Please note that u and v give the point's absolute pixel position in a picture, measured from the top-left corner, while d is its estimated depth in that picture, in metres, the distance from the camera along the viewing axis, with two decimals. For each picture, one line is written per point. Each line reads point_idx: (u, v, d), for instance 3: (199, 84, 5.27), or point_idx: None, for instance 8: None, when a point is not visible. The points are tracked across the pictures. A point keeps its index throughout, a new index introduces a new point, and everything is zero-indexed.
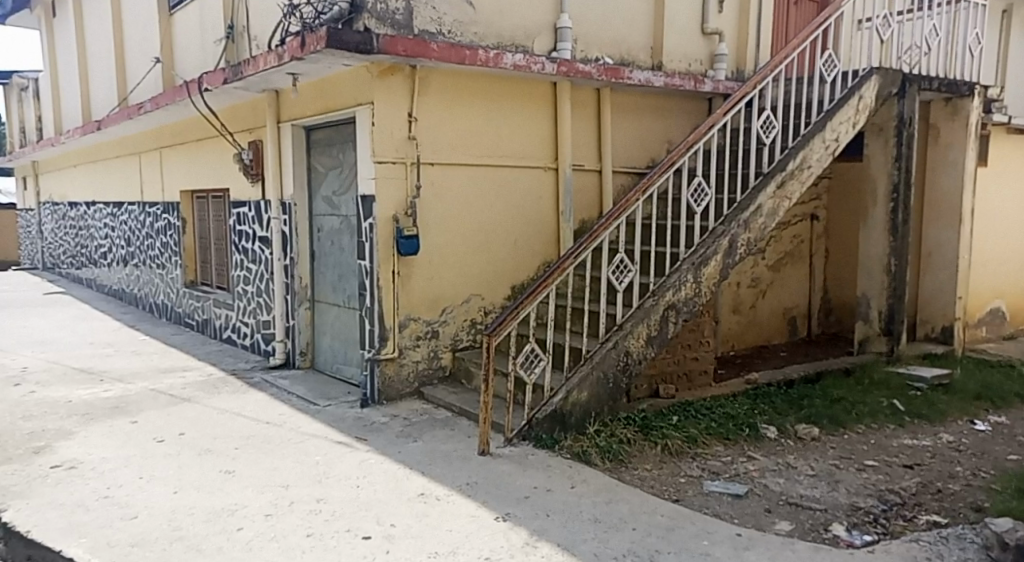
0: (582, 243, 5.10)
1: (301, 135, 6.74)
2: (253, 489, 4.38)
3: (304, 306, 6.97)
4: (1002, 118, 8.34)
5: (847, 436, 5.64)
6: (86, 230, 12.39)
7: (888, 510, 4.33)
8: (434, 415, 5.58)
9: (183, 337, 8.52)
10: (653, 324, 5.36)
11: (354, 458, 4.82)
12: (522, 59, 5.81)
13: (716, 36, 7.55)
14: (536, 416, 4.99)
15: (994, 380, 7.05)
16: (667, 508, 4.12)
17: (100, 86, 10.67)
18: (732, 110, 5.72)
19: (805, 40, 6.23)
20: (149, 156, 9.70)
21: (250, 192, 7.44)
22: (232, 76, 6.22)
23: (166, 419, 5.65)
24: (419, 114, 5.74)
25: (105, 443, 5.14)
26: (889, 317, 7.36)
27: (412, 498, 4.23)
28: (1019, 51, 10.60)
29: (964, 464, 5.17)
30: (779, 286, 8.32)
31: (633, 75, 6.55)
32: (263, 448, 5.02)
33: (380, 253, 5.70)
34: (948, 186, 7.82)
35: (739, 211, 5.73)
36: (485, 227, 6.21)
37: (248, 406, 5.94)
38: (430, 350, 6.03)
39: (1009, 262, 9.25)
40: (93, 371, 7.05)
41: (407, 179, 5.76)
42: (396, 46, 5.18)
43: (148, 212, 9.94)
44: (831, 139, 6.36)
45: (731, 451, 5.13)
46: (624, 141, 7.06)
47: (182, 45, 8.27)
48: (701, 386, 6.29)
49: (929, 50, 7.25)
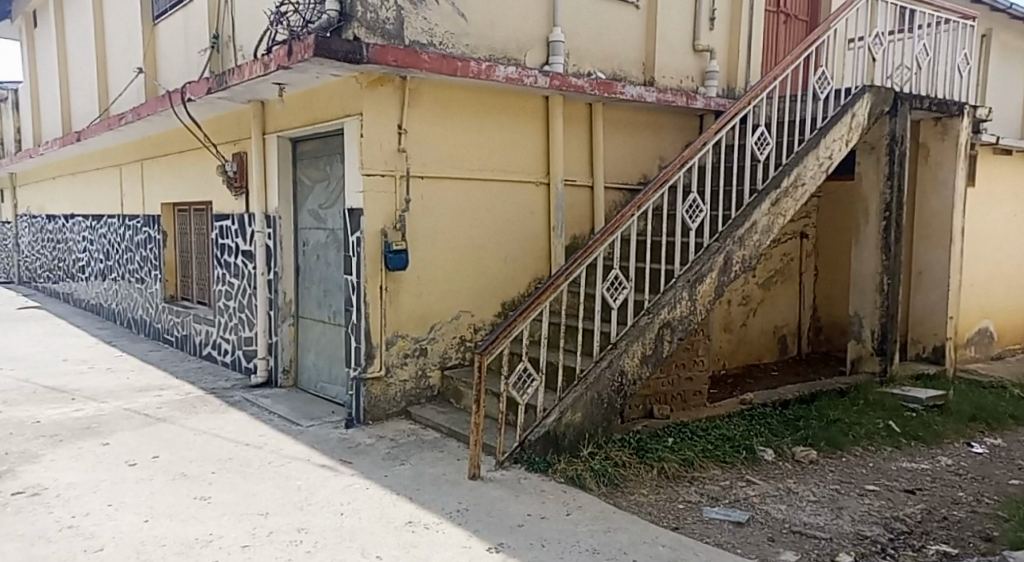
0: (576, 259, 4.96)
1: (286, 147, 6.57)
2: (230, 518, 4.17)
3: (288, 322, 6.78)
4: (990, 138, 8.33)
5: (845, 459, 5.51)
6: (64, 243, 12.11)
7: (896, 539, 4.19)
8: (422, 436, 5.40)
9: (161, 354, 8.27)
10: (648, 342, 5.22)
11: (337, 483, 4.62)
12: (515, 71, 5.70)
13: (707, 52, 7.48)
14: (529, 438, 4.83)
15: (988, 402, 6.97)
16: (668, 537, 3.96)
17: (80, 97, 10.46)
18: (727, 126, 5.63)
19: (799, 56, 6.15)
20: (129, 168, 9.49)
21: (233, 205, 7.26)
22: (216, 86, 6.04)
23: (139, 441, 5.42)
24: (409, 126, 5.60)
25: (73, 467, 4.90)
26: (882, 337, 7.25)
27: (399, 526, 4.05)
28: (998, 75, 10.67)
29: (967, 489, 5.06)
30: (770, 304, 8.22)
31: (626, 90, 6.45)
32: (241, 472, 4.81)
33: (367, 268, 5.53)
34: (939, 205, 7.77)
35: (734, 228, 5.62)
36: (475, 242, 6.05)
37: (228, 426, 5.72)
38: (418, 368, 5.85)
39: (996, 282, 9.21)
40: (64, 390, 6.79)
41: (395, 192, 5.60)
42: (386, 56, 5.04)
43: (127, 225, 9.72)
44: (825, 156, 6.28)
45: (728, 475, 4.99)
46: (616, 157, 6.95)
47: (165, 55, 8.10)
48: (695, 407, 6.14)
49: (921, 69, 7.22)
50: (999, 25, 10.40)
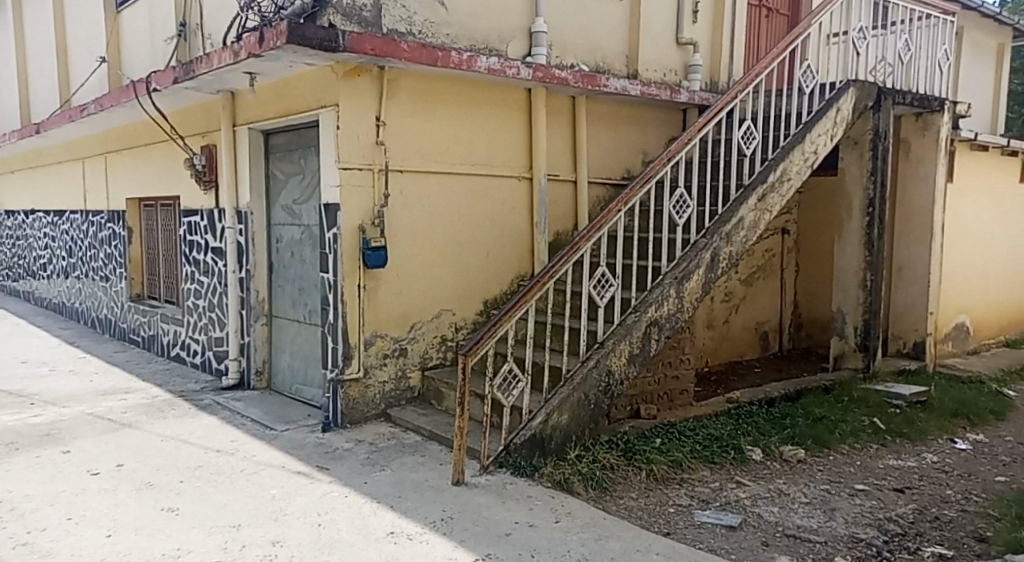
0: (562, 256, 4.80)
1: (258, 140, 6.33)
2: (199, 531, 3.95)
3: (261, 321, 6.54)
4: (969, 134, 8.32)
5: (833, 457, 5.43)
6: (24, 240, 11.68)
7: (891, 541, 4.11)
8: (403, 439, 5.22)
9: (127, 355, 7.98)
10: (635, 341, 5.08)
11: (314, 491, 4.42)
12: (497, 62, 5.53)
13: (690, 46, 7.35)
14: (514, 441, 4.66)
15: (969, 397, 6.95)
16: (661, 544, 3.82)
17: (40, 88, 10.06)
18: (713, 120, 5.51)
19: (785, 49, 6.05)
20: (92, 162, 9.14)
21: (202, 200, 7.00)
22: (182, 75, 5.78)
23: (102, 448, 5.16)
24: (387, 117, 5.41)
25: (30, 478, 4.64)
26: (865, 333, 7.20)
27: (381, 538, 3.86)
28: (969, 72, 10.73)
29: (955, 487, 5.01)
30: (752, 300, 8.15)
31: (609, 83, 6.31)
32: (212, 481, 4.58)
33: (345, 265, 5.33)
34: (920, 201, 7.75)
35: (721, 224, 5.50)
36: (456, 240, 5.87)
37: (197, 431, 5.48)
38: (398, 369, 5.66)
39: (972, 277, 9.24)
40: (23, 394, 6.49)
41: (374, 187, 5.41)
42: (363, 44, 4.83)
43: (91, 221, 9.38)
44: (810, 151, 6.19)
45: (718, 476, 4.88)
46: (599, 151, 6.81)
47: (129, 44, 7.79)
48: (681, 406, 6.03)
49: (902, 64, 7.17)
50: (970, 23, 10.46)
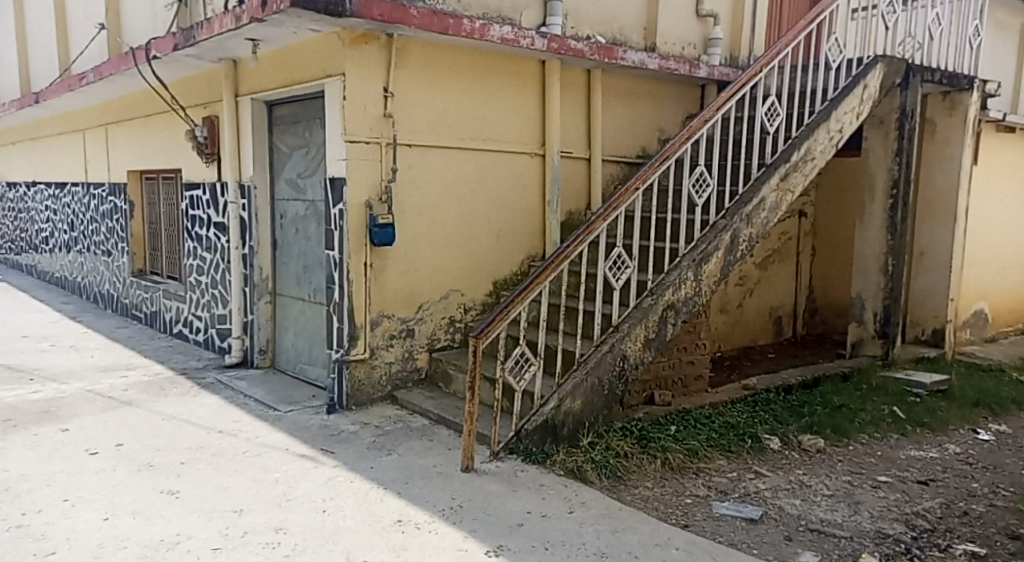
0: (578, 235, 4.60)
1: (262, 111, 6.12)
2: (199, 515, 3.80)
3: (265, 299, 6.37)
4: (997, 114, 8.04)
5: (853, 447, 5.25)
6: (25, 213, 11.51)
7: (920, 538, 3.93)
8: (410, 423, 5.06)
9: (129, 331, 7.83)
10: (650, 325, 4.89)
11: (318, 476, 4.27)
12: (510, 32, 5.29)
13: (710, 19, 7.10)
14: (525, 427, 4.50)
15: (991, 386, 6.75)
16: (681, 538, 3.65)
17: (40, 56, 9.85)
18: (736, 95, 5.24)
19: (810, 22, 5.79)
20: (93, 133, 8.95)
21: (205, 173, 6.80)
22: (183, 42, 5.56)
23: (102, 427, 5.01)
24: (396, 88, 5.19)
25: (27, 457, 4.50)
26: (885, 319, 6.98)
27: (388, 527, 3.70)
28: (992, 53, 10.44)
29: (981, 479, 4.83)
30: (767, 284, 7.94)
31: (626, 55, 6.07)
32: (214, 464, 4.43)
33: (351, 242, 5.15)
34: (944, 183, 7.49)
35: (742, 204, 5.29)
36: (466, 218, 5.67)
37: (199, 411, 5.33)
38: (405, 350, 5.49)
39: (993, 261, 9.02)
40: (23, 369, 6.34)
41: (381, 161, 5.21)
42: (372, 9, 4.60)
43: (92, 194, 9.21)
44: (835, 129, 5.96)
45: (736, 466, 4.70)
46: (614, 128, 6.59)
47: (130, 10, 7.56)
48: (696, 393, 5.86)
49: (932, 40, 6.89)
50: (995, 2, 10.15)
